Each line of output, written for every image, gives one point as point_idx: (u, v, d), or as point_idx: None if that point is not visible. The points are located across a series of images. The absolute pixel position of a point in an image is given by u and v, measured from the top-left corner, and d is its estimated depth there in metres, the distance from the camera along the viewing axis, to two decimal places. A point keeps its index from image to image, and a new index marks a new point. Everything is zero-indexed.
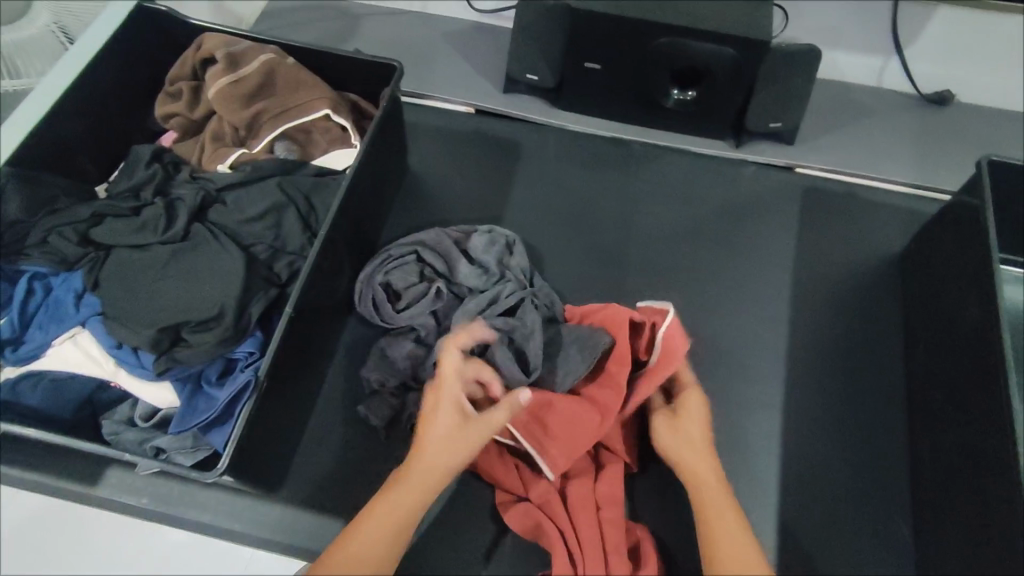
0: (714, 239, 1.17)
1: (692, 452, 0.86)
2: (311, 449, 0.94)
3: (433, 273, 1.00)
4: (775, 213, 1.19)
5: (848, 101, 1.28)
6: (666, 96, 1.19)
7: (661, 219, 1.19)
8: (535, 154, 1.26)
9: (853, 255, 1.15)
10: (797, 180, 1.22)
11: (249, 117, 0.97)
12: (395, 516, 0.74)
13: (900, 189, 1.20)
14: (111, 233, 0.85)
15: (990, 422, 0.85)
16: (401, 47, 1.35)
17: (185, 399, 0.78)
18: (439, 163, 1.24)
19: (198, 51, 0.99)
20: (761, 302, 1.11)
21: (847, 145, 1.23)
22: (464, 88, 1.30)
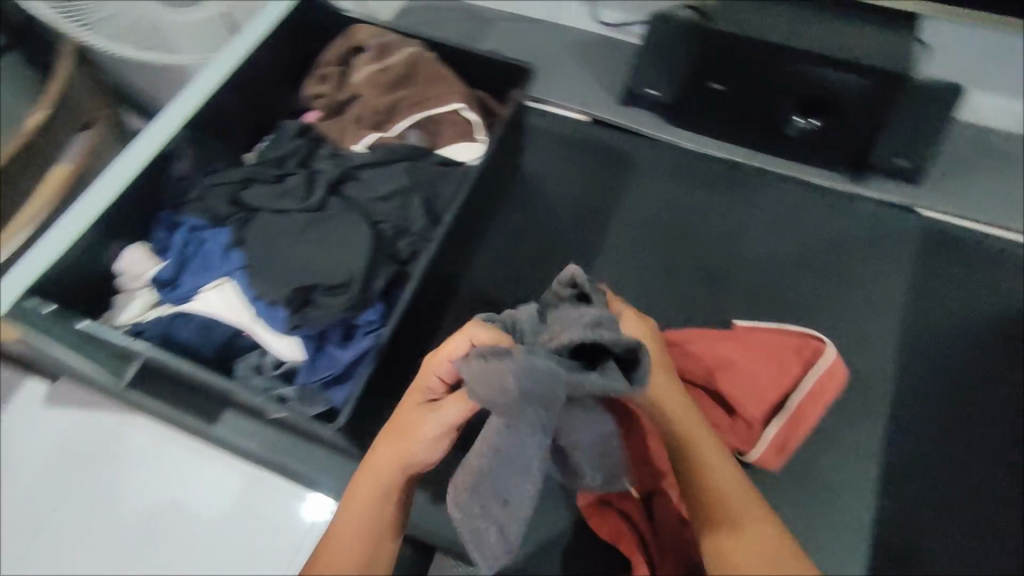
0: (823, 273, 1.15)
1: (687, 418, 0.68)
2: None
3: None
4: (891, 254, 1.16)
5: (984, 145, 1.22)
6: (788, 122, 1.17)
7: (768, 246, 1.18)
8: (646, 167, 1.27)
9: (973, 306, 1.10)
10: (918, 222, 1.18)
11: (389, 104, 1.03)
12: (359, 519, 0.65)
13: None
14: (261, 198, 0.93)
15: None
16: (526, 52, 1.40)
17: (310, 356, 0.84)
18: (552, 167, 1.28)
19: (349, 39, 1.07)
20: (866, 342, 1.08)
21: (978, 191, 1.18)
22: (582, 97, 1.33)
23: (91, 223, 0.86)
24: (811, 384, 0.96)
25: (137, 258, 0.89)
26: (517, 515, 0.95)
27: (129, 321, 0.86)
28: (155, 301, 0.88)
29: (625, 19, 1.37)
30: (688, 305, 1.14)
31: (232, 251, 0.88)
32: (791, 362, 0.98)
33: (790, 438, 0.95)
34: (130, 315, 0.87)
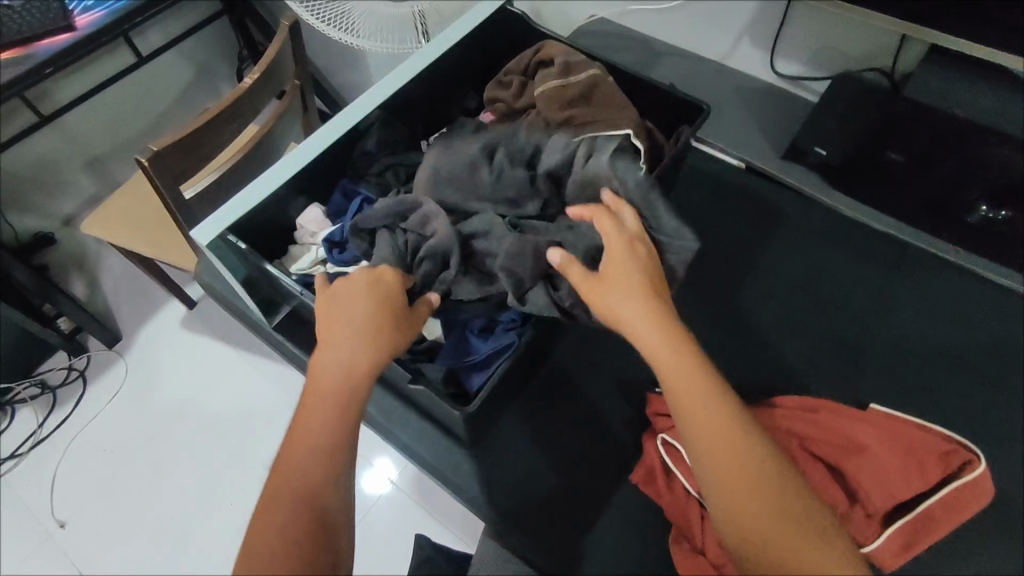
0: (974, 374, 1.07)
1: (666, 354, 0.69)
2: (516, 422, 1.02)
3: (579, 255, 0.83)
4: None
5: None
6: (971, 210, 1.10)
7: (918, 331, 1.11)
8: (797, 225, 1.24)
9: None
10: None
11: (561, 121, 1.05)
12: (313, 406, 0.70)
13: None
14: (434, 178, 0.95)
15: None
16: (691, 89, 1.40)
17: (452, 340, 0.89)
18: (699, 207, 1.28)
19: (538, 53, 1.12)
20: (1009, 455, 1.00)
21: None
22: (742, 144, 1.32)
23: (283, 177, 0.94)
24: (951, 491, 0.88)
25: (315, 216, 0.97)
26: (606, 541, 0.95)
27: (298, 270, 0.94)
28: (322, 259, 0.95)
29: (801, 73, 1.33)
30: (819, 371, 1.08)
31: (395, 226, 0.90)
32: (933, 466, 0.90)
33: (917, 543, 0.86)
34: (300, 265, 0.95)
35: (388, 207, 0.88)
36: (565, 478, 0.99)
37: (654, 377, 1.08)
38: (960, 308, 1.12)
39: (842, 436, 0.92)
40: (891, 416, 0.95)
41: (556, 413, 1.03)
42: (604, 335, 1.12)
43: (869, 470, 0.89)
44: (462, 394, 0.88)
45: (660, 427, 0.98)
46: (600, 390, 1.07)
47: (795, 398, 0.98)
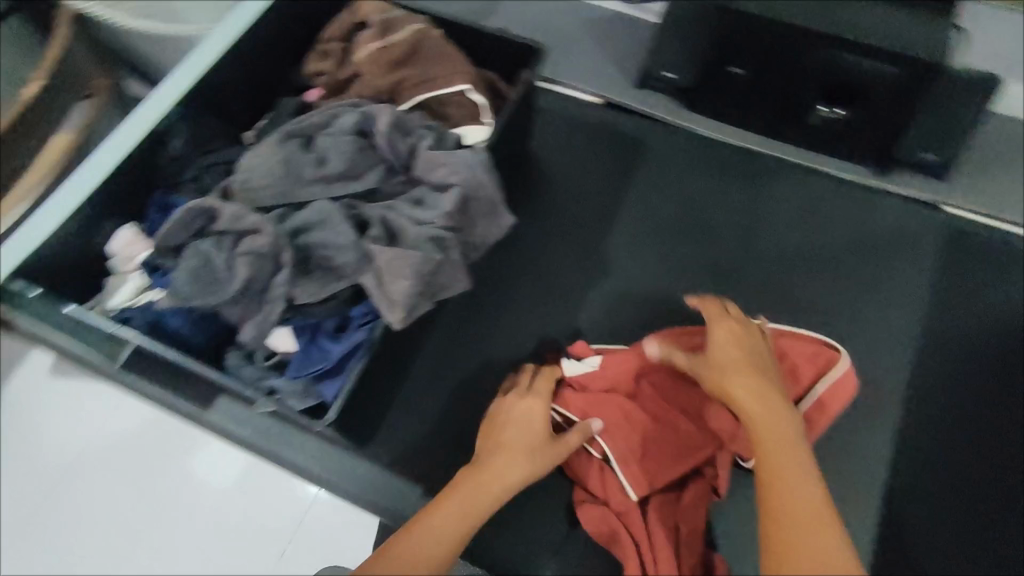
0: (843, 273, 1.10)
1: (770, 431, 0.71)
2: (402, 413, 0.98)
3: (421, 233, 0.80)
4: (913, 251, 1.10)
5: (1020, 138, 1.15)
6: (810, 110, 1.11)
7: (782, 239, 1.13)
8: (660, 154, 1.21)
9: (989, 309, 1.06)
10: (943, 220, 1.12)
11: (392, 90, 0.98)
12: (452, 516, 0.70)
13: None
14: (244, 179, 0.84)
15: None
16: (536, 28, 1.32)
17: (301, 347, 0.81)
18: (560, 147, 1.21)
19: (353, 15, 1.02)
20: (880, 344, 1.04)
21: (1008, 189, 1.12)
22: (598, 78, 1.26)
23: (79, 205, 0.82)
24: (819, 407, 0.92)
25: (131, 240, 0.85)
26: (516, 517, 0.93)
27: (119, 304, 0.83)
28: (148, 285, 0.84)
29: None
30: (696, 298, 1.09)
31: (214, 234, 0.80)
32: (803, 370, 0.93)
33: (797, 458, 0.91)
34: (121, 298, 0.83)
35: (197, 211, 0.79)
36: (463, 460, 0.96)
37: (540, 339, 1.03)
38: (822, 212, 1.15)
39: None
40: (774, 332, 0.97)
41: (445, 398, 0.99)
42: (483, 304, 1.06)
43: None
44: (324, 403, 0.82)
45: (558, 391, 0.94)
46: (487, 363, 1.01)
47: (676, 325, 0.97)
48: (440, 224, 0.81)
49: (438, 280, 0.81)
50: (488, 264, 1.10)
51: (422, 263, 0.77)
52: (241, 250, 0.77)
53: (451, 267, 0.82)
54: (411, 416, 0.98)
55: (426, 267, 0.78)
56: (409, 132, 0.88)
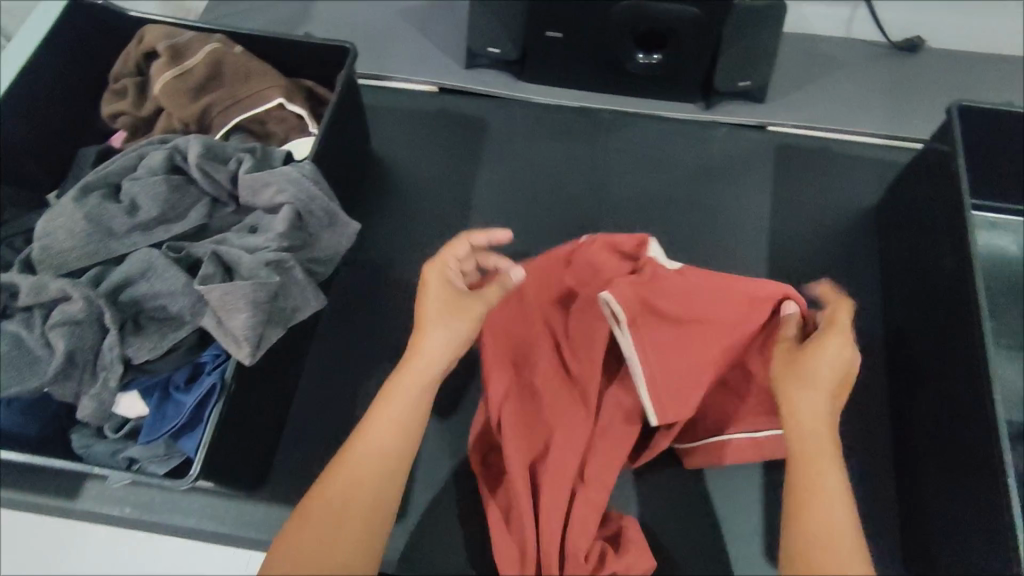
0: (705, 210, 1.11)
1: (806, 440, 0.62)
2: (291, 448, 0.93)
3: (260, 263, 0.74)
4: (750, 173, 1.13)
5: (814, 52, 1.19)
6: (631, 61, 1.12)
7: (628, 186, 1.13)
8: (501, 130, 1.18)
9: (829, 212, 1.09)
10: (769, 138, 1.15)
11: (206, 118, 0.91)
12: (374, 449, 0.65)
13: (876, 141, 1.13)
14: (44, 245, 0.76)
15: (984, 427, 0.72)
16: (354, 29, 1.24)
17: (153, 407, 0.74)
18: (404, 144, 1.17)
19: (140, 44, 0.95)
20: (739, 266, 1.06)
21: (815, 100, 1.16)
22: (426, 66, 1.21)
23: None
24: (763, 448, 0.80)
25: None
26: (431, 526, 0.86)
27: None
28: None
29: None
30: None
31: (24, 310, 0.74)
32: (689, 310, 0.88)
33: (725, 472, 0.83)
34: None
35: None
36: None
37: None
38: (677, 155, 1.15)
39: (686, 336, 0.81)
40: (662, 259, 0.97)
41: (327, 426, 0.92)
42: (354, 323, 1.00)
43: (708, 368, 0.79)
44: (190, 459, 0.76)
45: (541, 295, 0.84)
46: (371, 381, 0.97)
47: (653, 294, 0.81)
48: (274, 246, 0.76)
49: (283, 303, 0.76)
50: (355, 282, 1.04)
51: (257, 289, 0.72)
52: (53, 320, 0.71)
53: (294, 289, 0.76)
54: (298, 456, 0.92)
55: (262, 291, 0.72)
56: (226, 161, 0.83)
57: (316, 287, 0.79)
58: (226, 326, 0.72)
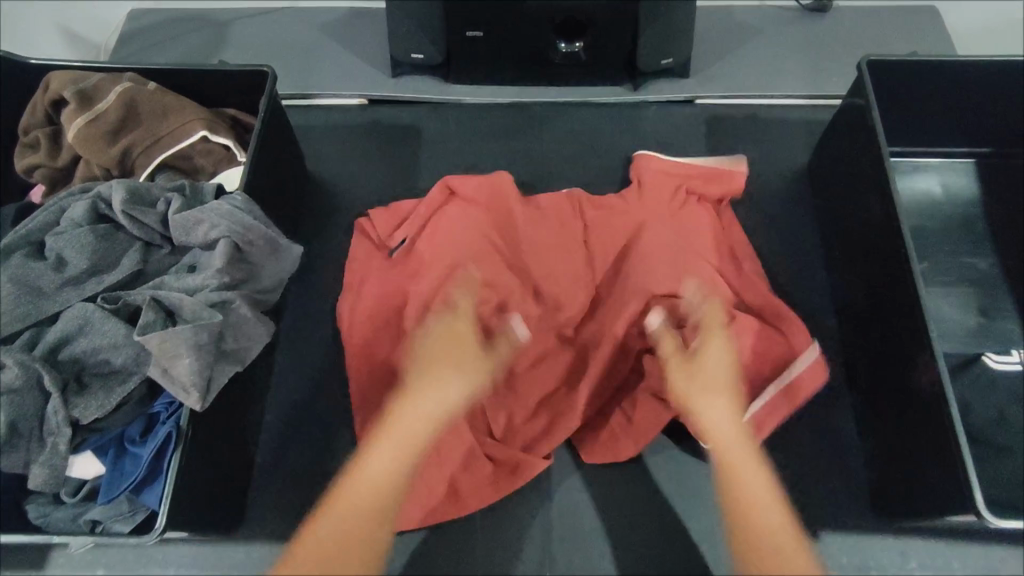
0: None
1: (718, 428, 0.55)
2: None
3: (213, 296, 0.53)
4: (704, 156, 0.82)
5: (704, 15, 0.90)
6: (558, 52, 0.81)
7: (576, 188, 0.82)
8: (440, 145, 0.84)
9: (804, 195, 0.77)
10: (696, 113, 0.84)
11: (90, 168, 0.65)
12: (402, 455, 0.54)
13: (801, 104, 0.84)
14: None
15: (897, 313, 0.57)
16: (267, 48, 0.90)
17: (107, 464, 0.54)
18: (336, 172, 0.83)
19: (46, 91, 0.72)
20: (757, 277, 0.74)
21: (735, 66, 0.86)
22: (351, 75, 0.87)
23: None
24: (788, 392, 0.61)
25: None
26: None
27: None
28: None
29: None
30: None
31: None
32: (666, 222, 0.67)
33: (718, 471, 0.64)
34: None
35: None
36: None
37: None
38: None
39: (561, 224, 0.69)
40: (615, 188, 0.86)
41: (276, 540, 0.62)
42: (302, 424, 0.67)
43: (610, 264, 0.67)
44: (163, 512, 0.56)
45: (387, 232, 0.69)
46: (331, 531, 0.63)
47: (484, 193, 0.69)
48: (214, 285, 0.54)
49: (227, 347, 0.54)
50: (299, 342, 0.71)
51: (204, 325, 0.51)
52: None
53: (255, 330, 0.56)
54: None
55: (212, 331, 0.52)
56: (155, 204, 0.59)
57: (266, 317, 0.58)
58: (171, 377, 0.50)
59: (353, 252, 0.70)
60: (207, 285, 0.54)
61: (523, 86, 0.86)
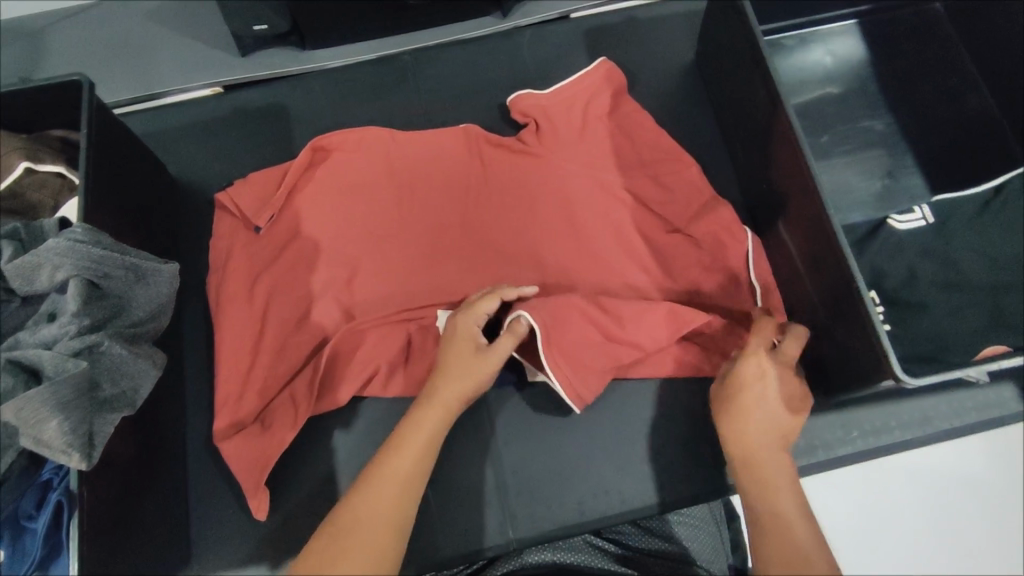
0: (594, 191, 0.86)
1: (758, 453, 0.66)
2: (220, 470, 0.78)
3: (81, 350, 0.58)
4: (755, 70, 0.80)
5: None
6: None
7: (615, 119, 0.90)
8: (491, 83, 0.97)
9: (816, 126, 0.92)
10: (743, 19, 0.79)
11: (59, 140, 0.75)
12: (418, 467, 0.65)
13: (830, 56, 0.95)
14: None
15: (796, 212, 0.77)
16: None
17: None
18: (354, 113, 0.95)
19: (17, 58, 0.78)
20: (750, 201, 0.89)
21: None
22: (198, 65, 0.94)
23: None
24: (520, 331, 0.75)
25: None
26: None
27: None
28: None
29: None
30: None
31: None
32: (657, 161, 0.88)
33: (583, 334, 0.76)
34: None
35: None
36: (277, 537, 0.76)
37: (368, 356, 0.78)
38: (548, 120, 0.89)
39: (443, 166, 0.88)
40: (510, 152, 0.89)
41: (222, 441, 0.76)
42: (280, 326, 0.81)
43: (495, 195, 0.87)
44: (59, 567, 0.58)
45: (248, 206, 0.84)
46: (291, 415, 0.77)
47: (353, 144, 0.87)
48: (74, 336, 0.58)
49: (111, 395, 0.59)
50: (287, 259, 0.82)
51: (100, 262, 0.62)
52: None
53: (160, 278, 0.67)
54: (217, 478, 0.77)
55: (101, 270, 0.62)
56: None
57: (155, 356, 0.64)
58: (31, 362, 0.57)
59: (222, 224, 0.86)
60: (74, 302, 0.59)
61: (567, 28, 0.99)
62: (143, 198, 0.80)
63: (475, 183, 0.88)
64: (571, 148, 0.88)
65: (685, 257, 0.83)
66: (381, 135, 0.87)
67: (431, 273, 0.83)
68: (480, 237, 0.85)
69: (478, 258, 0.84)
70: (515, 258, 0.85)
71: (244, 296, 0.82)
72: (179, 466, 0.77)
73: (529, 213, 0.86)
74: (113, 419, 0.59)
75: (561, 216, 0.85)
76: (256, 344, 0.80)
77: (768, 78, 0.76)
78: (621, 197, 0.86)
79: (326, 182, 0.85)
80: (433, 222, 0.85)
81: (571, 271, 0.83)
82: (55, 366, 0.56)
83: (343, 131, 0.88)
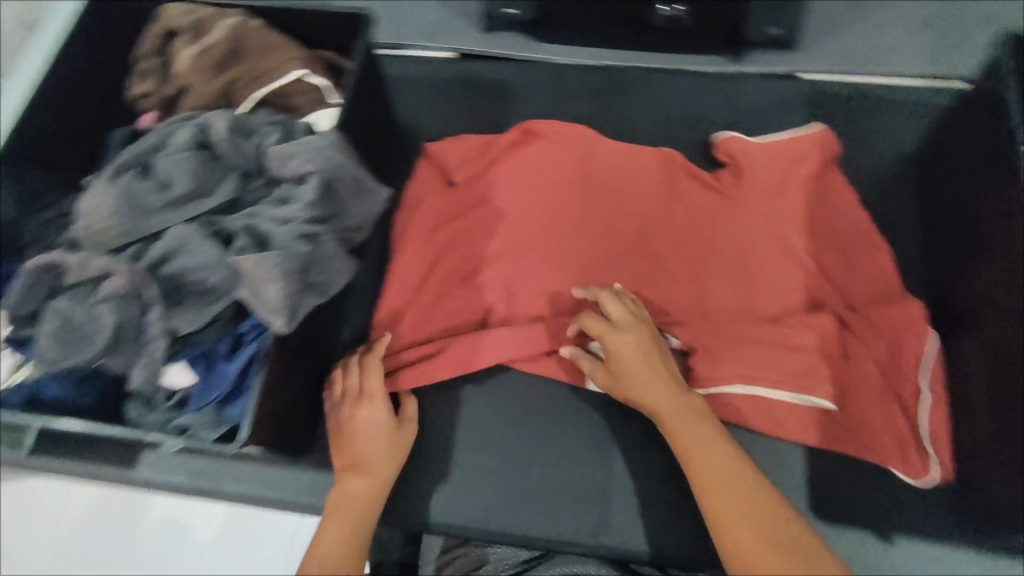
0: (777, 246, 0.85)
1: (681, 425, 0.70)
2: None
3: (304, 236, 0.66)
4: (995, 176, 0.76)
5: None
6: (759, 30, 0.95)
7: (820, 185, 0.89)
8: (702, 116, 0.99)
9: None
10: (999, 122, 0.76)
11: (328, 61, 0.85)
12: (356, 526, 0.68)
13: None
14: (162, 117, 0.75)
15: (998, 329, 0.73)
16: None
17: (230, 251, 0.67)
18: (567, 109, 1.00)
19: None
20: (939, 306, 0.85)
21: None
22: (443, 29, 1.03)
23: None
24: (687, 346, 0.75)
25: None
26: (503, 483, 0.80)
27: None
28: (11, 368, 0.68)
29: None
30: None
31: (173, 126, 0.72)
32: (850, 236, 0.86)
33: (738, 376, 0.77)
34: None
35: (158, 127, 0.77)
36: None
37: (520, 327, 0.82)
38: (752, 167, 0.89)
39: (636, 178, 0.91)
40: (703, 186, 0.91)
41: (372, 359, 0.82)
42: (451, 275, 0.87)
43: (679, 219, 0.89)
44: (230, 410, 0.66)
45: (454, 163, 0.92)
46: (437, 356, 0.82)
47: (562, 135, 0.92)
48: (302, 221, 0.66)
49: (315, 281, 0.67)
50: (473, 218, 0.88)
51: (339, 168, 0.70)
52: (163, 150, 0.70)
53: (375, 198, 0.74)
54: None
55: (337, 174, 0.70)
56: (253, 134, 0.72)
57: (353, 261, 0.71)
58: (265, 234, 0.66)
59: (425, 171, 0.94)
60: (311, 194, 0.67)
61: (792, 84, 0.99)
62: (373, 129, 0.89)
63: (662, 203, 0.90)
64: (768, 198, 0.88)
65: (864, 341, 0.79)
66: (589, 134, 0.91)
67: (598, 271, 0.86)
68: (651, 255, 0.87)
69: (644, 271, 0.86)
70: (680, 284, 0.85)
71: (426, 240, 0.89)
72: (322, 367, 0.82)
73: (706, 246, 0.87)
74: (311, 302, 0.66)
75: (737, 258, 0.86)
76: (425, 284, 0.87)
77: (1012, 186, 0.73)
78: (803, 260, 0.85)
79: (527, 161, 0.90)
80: (612, 226, 0.88)
81: (733, 315, 0.83)
82: (284, 243, 0.65)
83: (554, 121, 0.94)
